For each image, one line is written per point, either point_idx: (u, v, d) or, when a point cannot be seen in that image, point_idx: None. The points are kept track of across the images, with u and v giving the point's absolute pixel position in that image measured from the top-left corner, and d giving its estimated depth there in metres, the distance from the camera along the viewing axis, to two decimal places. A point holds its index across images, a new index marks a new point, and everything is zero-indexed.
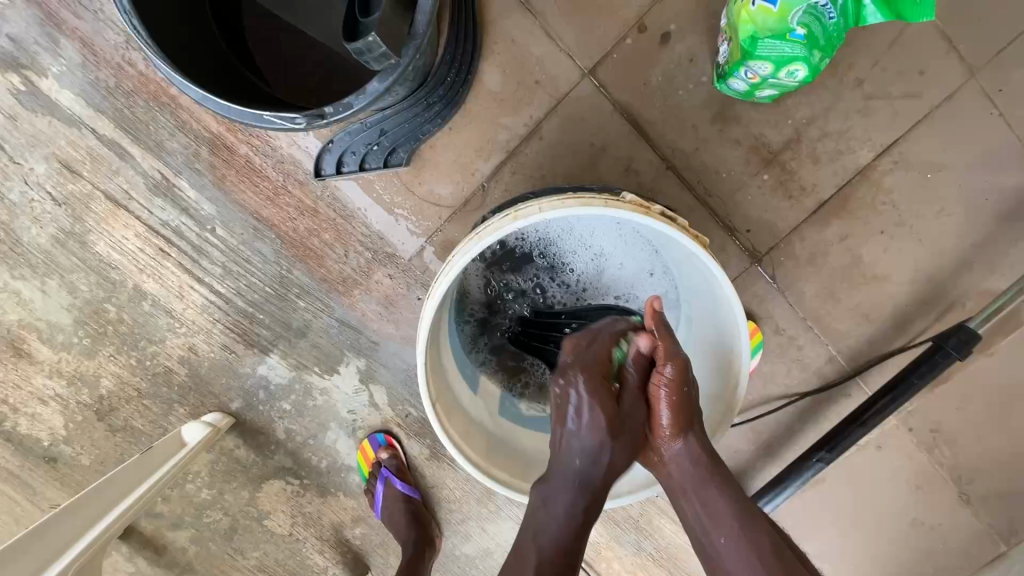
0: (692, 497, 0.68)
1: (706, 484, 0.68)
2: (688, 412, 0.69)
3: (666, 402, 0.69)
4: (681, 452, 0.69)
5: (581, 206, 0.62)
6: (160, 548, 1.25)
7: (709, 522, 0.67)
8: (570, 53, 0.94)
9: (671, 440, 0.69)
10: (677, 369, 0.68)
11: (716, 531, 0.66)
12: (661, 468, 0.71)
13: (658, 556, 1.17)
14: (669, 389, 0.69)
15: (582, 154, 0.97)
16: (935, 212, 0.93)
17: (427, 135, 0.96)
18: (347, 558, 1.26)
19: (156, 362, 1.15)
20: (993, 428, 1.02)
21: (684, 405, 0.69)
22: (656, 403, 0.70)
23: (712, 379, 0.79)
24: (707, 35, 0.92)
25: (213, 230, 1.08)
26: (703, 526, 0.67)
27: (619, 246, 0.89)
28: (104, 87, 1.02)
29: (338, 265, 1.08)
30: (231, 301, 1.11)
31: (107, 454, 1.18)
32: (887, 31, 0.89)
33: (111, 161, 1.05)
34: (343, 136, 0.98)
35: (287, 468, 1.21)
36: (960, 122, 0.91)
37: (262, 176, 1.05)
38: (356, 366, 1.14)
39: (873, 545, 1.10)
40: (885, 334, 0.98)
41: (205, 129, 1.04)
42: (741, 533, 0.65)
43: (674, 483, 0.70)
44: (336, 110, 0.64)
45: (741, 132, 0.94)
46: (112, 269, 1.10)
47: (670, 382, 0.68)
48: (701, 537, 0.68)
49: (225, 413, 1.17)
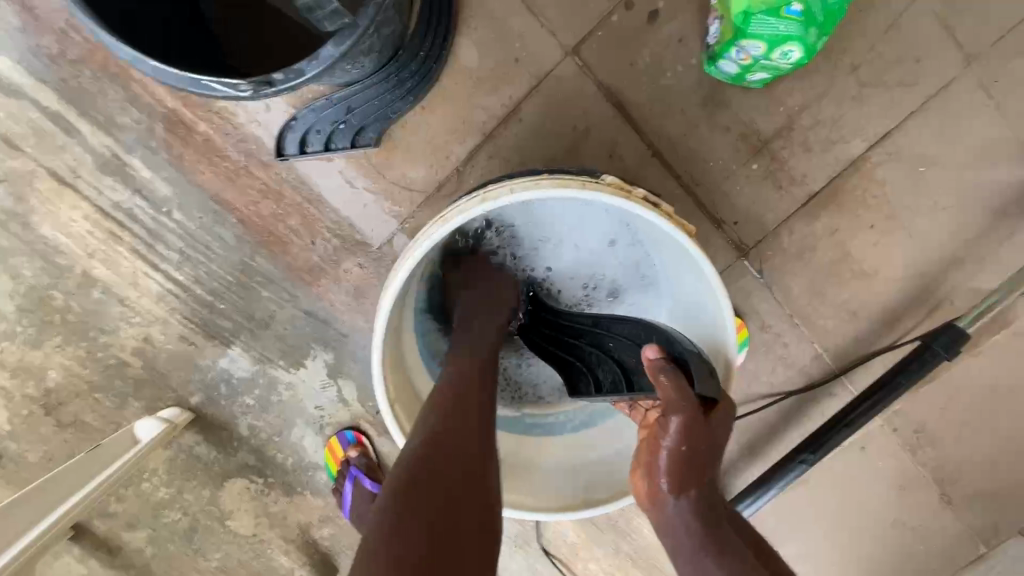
0: (688, 558, 0.62)
1: (702, 551, 0.61)
2: (692, 470, 0.62)
3: (666, 454, 0.62)
4: (677, 509, 0.62)
5: (555, 188, 0.58)
6: (115, 550, 1.18)
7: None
8: (552, 30, 0.89)
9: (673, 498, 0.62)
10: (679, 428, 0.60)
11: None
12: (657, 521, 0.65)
13: (636, 558, 1.13)
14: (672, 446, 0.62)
15: (563, 138, 0.91)
16: (926, 207, 0.90)
17: (397, 113, 0.90)
18: (314, 560, 1.20)
19: (109, 353, 1.08)
20: (977, 429, 1.00)
21: (686, 463, 0.62)
22: (657, 454, 0.63)
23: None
24: (697, 14, 0.87)
25: (169, 213, 1.00)
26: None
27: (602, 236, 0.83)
28: (47, 54, 0.94)
29: (305, 252, 1.01)
30: (189, 289, 1.04)
31: (56, 451, 1.11)
32: (883, 16, 0.85)
33: (56, 136, 0.97)
34: (305, 114, 0.92)
35: (250, 466, 1.15)
36: (954, 113, 0.87)
37: (222, 156, 0.98)
38: (323, 359, 1.08)
39: (855, 546, 1.08)
40: (872, 332, 0.95)
41: (160, 103, 0.96)
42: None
43: (671, 540, 0.64)
44: (286, 77, 0.58)
45: (730, 119, 0.89)
46: (58, 253, 1.02)
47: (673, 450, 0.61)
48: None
49: (184, 408, 1.10)
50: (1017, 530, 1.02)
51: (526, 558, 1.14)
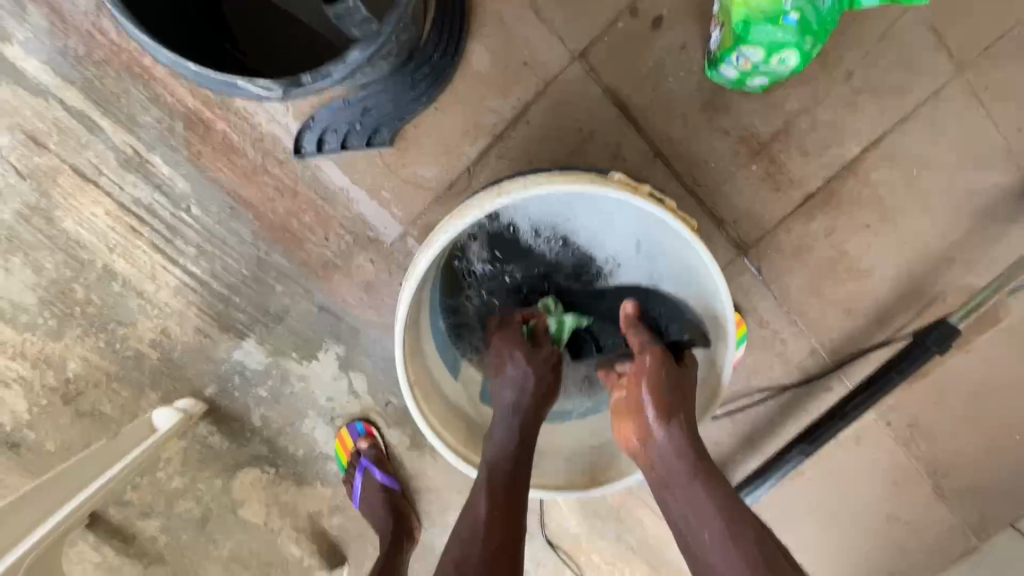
0: (678, 490, 0.67)
1: (694, 480, 0.66)
2: (672, 399, 0.70)
3: (645, 388, 0.71)
4: (664, 441, 0.69)
5: (569, 184, 0.61)
6: (130, 537, 1.21)
7: (693, 514, 0.66)
8: (560, 35, 0.92)
9: (658, 430, 0.69)
10: (652, 355, 0.72)
11: (701, 524, 0.65)
12: (644, 460, 0.71)
13: (637, 548, 1.17)
14: (651, 376, 0.71)
15: (569, 140, 0.95)
16: (918, 208, 0.94)
17: (411, 114, 0.93)
18: (323, 548, 1.23)
19: (127, 345, 1.11)
20: (968, 423, 1.04)
21: (665, 395, 0.70)
22: (637, 389, 0.72)
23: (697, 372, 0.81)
24: (700, 21, 0.90)
25: (188, 210, 1.04)
26: (686, 519, 0.66)
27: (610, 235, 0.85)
28: (73, 55, 0.98)
29: (318, 248, 1.05)
30: (206, 283, 1.08)
31: (74, 440, 1.14)
32: (878, 24, 0.89)
33: (80, 134, 1.01)
34: (324, 113, 0.95)
35: (262, 456, 1.18)
36: (946, 117, 0.91)
37: (240, 155, 1.01)
38: (335, 352, 1.11)
39: (849, 538, 1.11)
40: (866, 328, 0.98)
41: (180, 103, 1.00)
42: (726, 529, 0.63)
43: (660, 475, 0.69)
44: (313, 79, 0.61)
45: (731, 122, 0.93)
46: (80, 247, 1.06)
47: (650, 368, 0.72)
48: (679, 528, 0.67)
49: (199, 399, 1.14)
50: (1006, 523, 1.06)
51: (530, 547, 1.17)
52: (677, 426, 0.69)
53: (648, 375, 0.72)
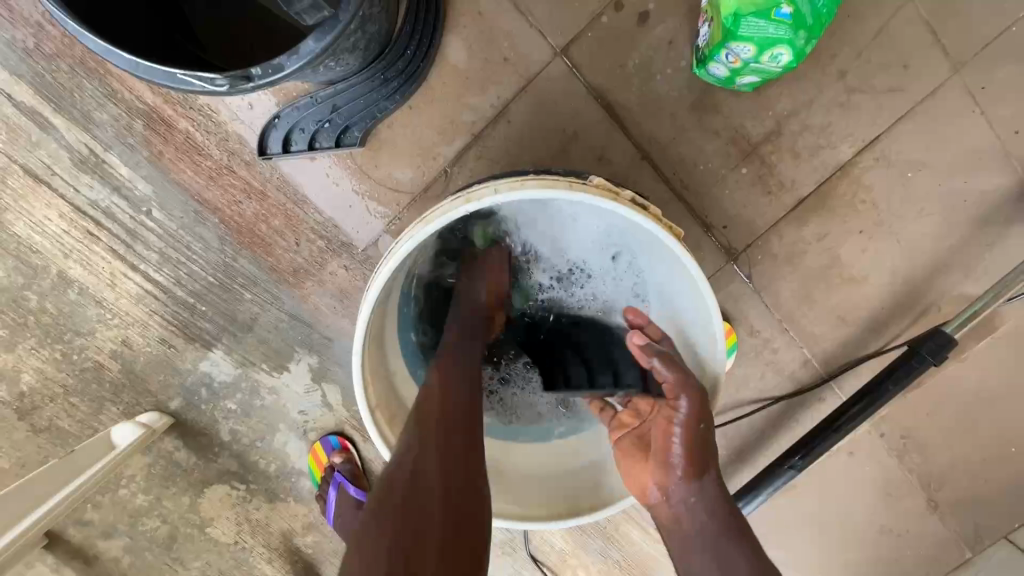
0: (703, 544, 0.65)
1: (723, 537, 0.64)
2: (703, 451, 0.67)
3: (679, 436, 0.67)
4: (689, 494, 0.67)
5: (539, 189, 0.56)
6: (91, 559, 1.15)
7: (721, 573, 0.63)
8: (541, 30, 0.88)
9: (682, 479, 0.67)
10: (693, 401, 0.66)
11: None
12: (667, 513, 0.68)
13: (624, 564, 1.12)
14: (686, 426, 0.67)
15: (552, 141, 0.90)
16: (913, 213, 0.90)
17: (384, 113, 0.88)
18: (297, 568, 1.18)
19: (85, 356, 1.05)
20: (963, 434, 1.01)
21: (698, 444, 0.67)
22: (669, 434, 0.68)
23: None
24: (688, 16, 0.86)
25: (149, 213, 0.98)
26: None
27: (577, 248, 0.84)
28: (22, 48, 0.91)
29: (289, 254, 0.99)
30: (169, 291, 1.02)
31: (28, 456, 1.08)
32: (872, 21, 0.86)
33: (30, 132, 0.94)
34: (289, 111, 0.90)
35: (232, 472, 1.12)
36: (942, 118, 0.88)
37: (204, 155, 0.95)
38: (307, 363, 1.05)
39: (842, 552, 1.07)
40: (860, 337, 0.95)
41: (139, 100, 0.94)
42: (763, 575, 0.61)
43: (684, 528, 0.67)
44: (264, 72, 0.55)
45: (721, 122, 0.89)
46: (33, 253, 0.99)
47: (686, 420, 0.66)
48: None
49: (163, 413, 1.08)
50: (1001, 536, 1.03)
51: (514, 564, 1.13)
52: (705, 481, 0.67)
53: (685, 422, 0.67)
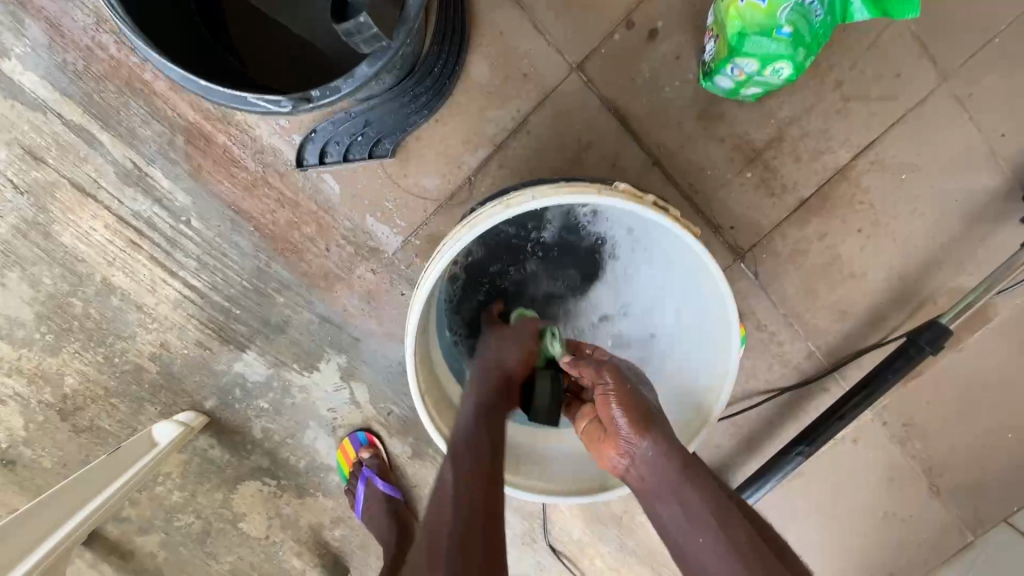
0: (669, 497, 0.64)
1: (682, 481, 0.64)
2: (642, 412, 0.66)
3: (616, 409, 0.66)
4: (643, 453, 0.65)
5: (575, 195, 0.62)
6: (128, 554, 1.20)
7: (687, 520, 0.63)
8: (557, 47, 0.94)
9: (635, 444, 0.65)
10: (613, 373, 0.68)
11: (694, 528, 0.63)
12: (633, 479, 0.67)
13: (640, 553, 1.17)
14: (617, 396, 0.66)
15: (568, 150, 0.96)
16: (908, 212, 0.96)
17: (413, 126, 0.95)
18: (325, 561, 1.23)
19: (125, 359, 1.10)
20: (961, 421, 1.06)
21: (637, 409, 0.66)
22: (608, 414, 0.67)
23: (696, 390, 0.79)
24: (694, 32, 0.93)
25: (188, 222, 1.04)
26: (681, 525, 0.64)
27: (603, 257, 0.90)
28: (72, 70, 0.98)
29: (319, 259, 1.05)
30: (207, 295, 1.07)
31: (71, 456, 1.13)
32: (865, 35, 0.92)
33: (78, 148, 1.01)
34: (325, 125, 0.96)
35: (263, 468, 1.18)
36: (933, 123, 0.94)
37: (240, 167, 1.02)
38: (336, 362, 1.11)
39: (849, 537, 1.12)
40: (861, 330, 1.00)
41: (181, 117, 1.00)
42: (719, 526, 0.62)
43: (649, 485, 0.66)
44: (323, 94, 0.63)
45: (726, 130, 0.95)
46: (79, 261, 1.05)
47: (614, 394, 0.67)
48: (675, 541, 0.64)
49: (199, 412, 1.13)
50: (1001, 519, 1.08)
51: (534, 553, 1.18)
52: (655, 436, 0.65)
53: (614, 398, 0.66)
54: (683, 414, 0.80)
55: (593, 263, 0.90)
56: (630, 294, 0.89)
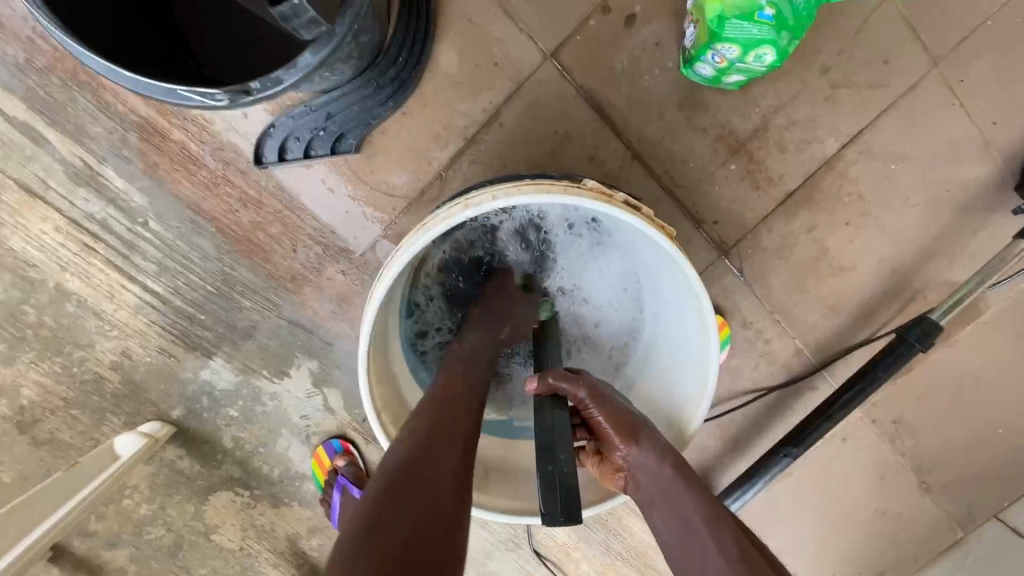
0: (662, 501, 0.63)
1: (678, 489, 0.62)
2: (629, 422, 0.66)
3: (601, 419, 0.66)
4: (639, 458, 0.64)
5: (539, 195, 0.58)
6: (96, 569, 1.15)
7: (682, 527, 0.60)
8: (531, 34, 0.89)
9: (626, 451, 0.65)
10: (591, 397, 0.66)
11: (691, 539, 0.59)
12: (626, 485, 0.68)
13: (627, 557, 1.14)
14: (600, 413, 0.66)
15: (545, 143, 0.92)
16: (897, 203, 0.93)
17: (377, 120, 0.89)
18: (303, 571, 1.19)
19: (85, 368, 1.05)
20: (951, 417, 1.04)
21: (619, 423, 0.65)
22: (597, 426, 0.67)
23: (677, 401, 0.74)
24: (674, 17, 0.88)
25: (145, 224, 0.98)
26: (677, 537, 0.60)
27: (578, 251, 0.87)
28: (13, 63, 0.91)
29: (286, 261, 1.00)
30: (168, 301, 1.02)
31: (31, 470, 1.08)
32: (853, 19, 0.88)
33: (24, 147, 0.95)
34: (284, 119, 0.91)
35: (235, 478, 1.13)
36: (923, 111, 0.90)
37: (199, 165, 0.96)
38: (308, 368, 1.06)
39: (838, 536, 1.10)
40: (850, 326, 0.97)
41: (133, 112, 0.94)
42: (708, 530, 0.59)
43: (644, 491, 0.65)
44: (263, 86, 0.57)
45: (709, 120, 0.91)
46: (30, 267, 0.99)
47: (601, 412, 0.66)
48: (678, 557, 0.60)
49: (166, 422, 1.08)
50: (992, 514, 1.06)
51: (518, 559, 1.15)
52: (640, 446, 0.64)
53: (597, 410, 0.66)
54: (665, 416, 0.75)
55: (568, 263, 0.88)
56: (606, 295, 0.87)
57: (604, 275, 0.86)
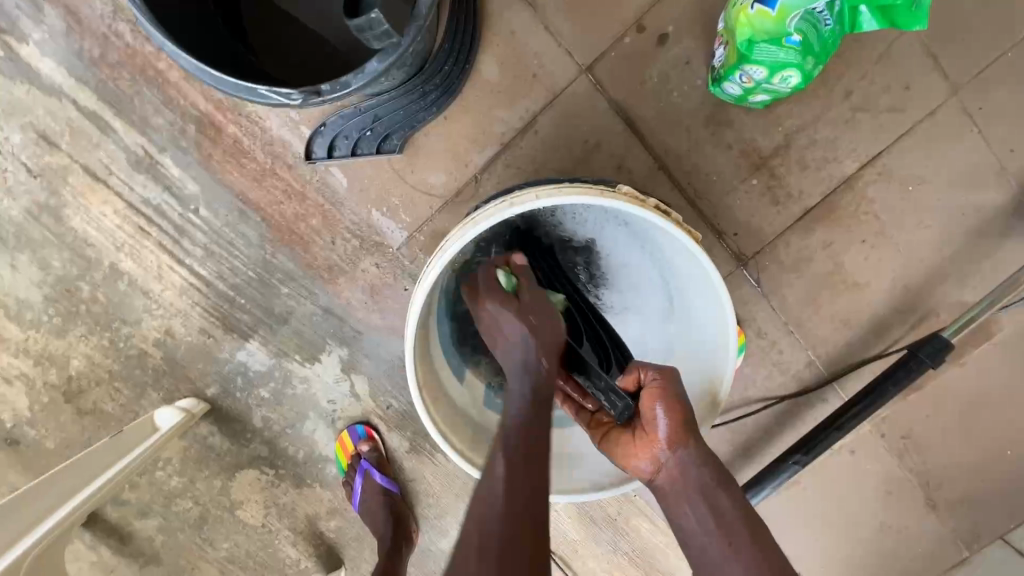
0: (699, 499, 0.68)
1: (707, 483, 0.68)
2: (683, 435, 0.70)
3: (661, 412, 0.71)
4: (683, 459, 0.69)
5: (578, 197, 0.63)
6: (126, 537, 1.21)
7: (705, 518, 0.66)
8: (568, 49, 0.95)
9: (671, 450, 0.70)
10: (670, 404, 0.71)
11: (723, 534, 0.66)
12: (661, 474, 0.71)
13: (633, 556, 1.17)
14: (665, 401, 0.71)
15: (576, 151, 0.97)
16: (913, 224, 0.96)
17: (421, 123, 0.95)
18: (319, 551, 1.24)
19: (130, 344, 1.12)
20: (961, 435, 1.06)
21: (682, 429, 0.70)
22: (651, 413, 0.71)
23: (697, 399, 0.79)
24: (705, 37, 0.93)
25: (196, 211, 1.05)
26: (708, 534, 0.66)
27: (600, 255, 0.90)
28: (88, 57, 0.99)
29: (324, 251, 1.06)
30: (212, 284, 1.09)
31: (74, 437, 1.15)
32: (877, 45, 0.92)
33: (92, 134, 1.02)
34: (335, 120, 0.98)
35: (262, 457, 1.19)
36: (942, 136, 0.94)
37: (250, 157, 1.03)
38: (338, 355, 1.12)
39: (841, 548, 1.12)
40: (862, 341, 1.00)
41: (193, 106, 1.01)
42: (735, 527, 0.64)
43: (676, 486, 0.70)
44: (333, 89, 0.64)
45: (734, 136, 0.95)
46: (88, 246, 1.06)
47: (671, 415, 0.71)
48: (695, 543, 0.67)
49: (200, 399, 1.14)
50: (998, 536, 1.07)
51: None
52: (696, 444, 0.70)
53: (661, 397, 0.71)
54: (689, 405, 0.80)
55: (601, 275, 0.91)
56: (631, 301, 0.90)
57: (626, 279, 0.90)
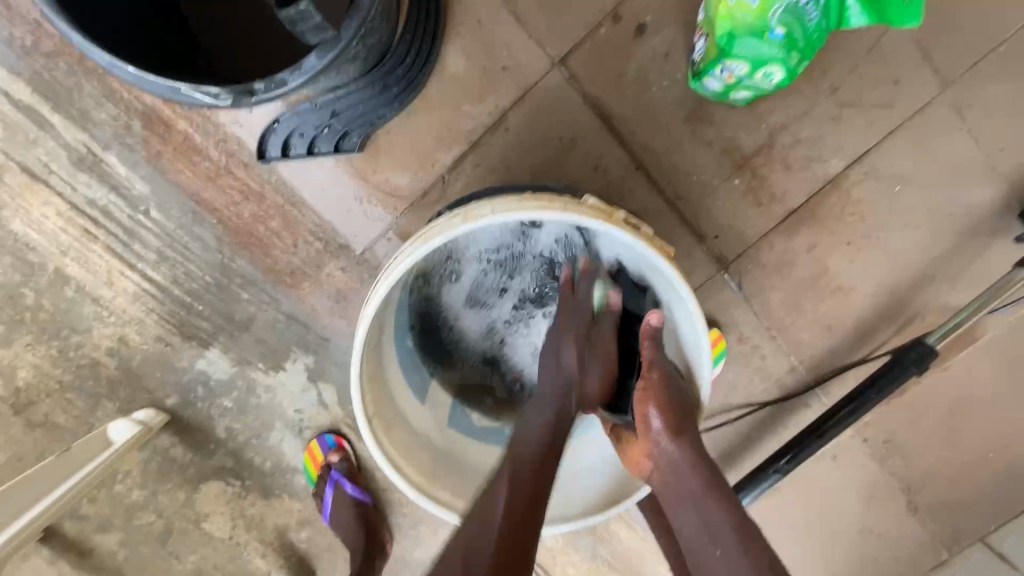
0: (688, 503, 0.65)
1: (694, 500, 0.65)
2: (679, 418, 0.67)
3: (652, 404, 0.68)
4: (675, 456, 0.66)
5: (537, 211, 0.58)
6: (86, 552, 1.15)
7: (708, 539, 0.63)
8: (539, 40, 0.89)
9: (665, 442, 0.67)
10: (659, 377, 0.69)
11: (712, 541, 0.62)
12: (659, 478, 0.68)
13: (613, 561, 1.15)
14: (655, 395, 0.68)
15: (549, 150, 0.92)
16: (899, 225, 0.92)
17: (382, 120, 0.90)
18: (290, 563, 1.19)
19: (81, 353, 1.05)
20: (944, 439, 1.04)
21: (674, 411, 0.67)
22: (644, 409, 0.68)
23: None
24: (684, 29, 0.88)
25: (146, 212, 0.98)
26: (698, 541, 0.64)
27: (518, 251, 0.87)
28: (20, 46, 0.91)
29: (286, 255, 1.00)
30: (167, 290, 1.02)
31: (24, 452, 1.08)
32: (864, 38, 0.87)
33: (29, 130, 0.95)
34: (289, 116, 0.91)
35: (227, 468, 1.14)
36: (929, 133, 0.90)
37: (202, 155, 0.96)
38: (303, 363, 1.07)
39: (823, 552, 1.11)
40: (846, 345, 0.97)
41: (138, 100, 0.94)
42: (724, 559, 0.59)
43: (671, 488, 0.67)
44: (267, 87, 0.60)
45: (715, 134, 0.91)
46: (30, 250, 0.99)
47: (658, 391, 0.68)
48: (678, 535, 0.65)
49: (159, 410, 1.08)
50: (977, 538, 1.06)
51: None
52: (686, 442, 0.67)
53: (654, 395, 0.68)
54: None
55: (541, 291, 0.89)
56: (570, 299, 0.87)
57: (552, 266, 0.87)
